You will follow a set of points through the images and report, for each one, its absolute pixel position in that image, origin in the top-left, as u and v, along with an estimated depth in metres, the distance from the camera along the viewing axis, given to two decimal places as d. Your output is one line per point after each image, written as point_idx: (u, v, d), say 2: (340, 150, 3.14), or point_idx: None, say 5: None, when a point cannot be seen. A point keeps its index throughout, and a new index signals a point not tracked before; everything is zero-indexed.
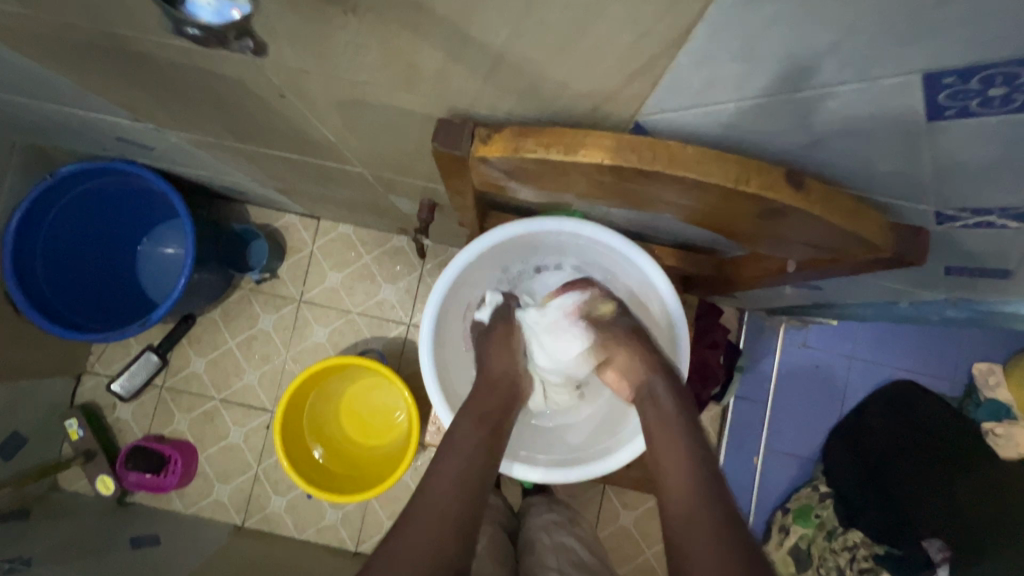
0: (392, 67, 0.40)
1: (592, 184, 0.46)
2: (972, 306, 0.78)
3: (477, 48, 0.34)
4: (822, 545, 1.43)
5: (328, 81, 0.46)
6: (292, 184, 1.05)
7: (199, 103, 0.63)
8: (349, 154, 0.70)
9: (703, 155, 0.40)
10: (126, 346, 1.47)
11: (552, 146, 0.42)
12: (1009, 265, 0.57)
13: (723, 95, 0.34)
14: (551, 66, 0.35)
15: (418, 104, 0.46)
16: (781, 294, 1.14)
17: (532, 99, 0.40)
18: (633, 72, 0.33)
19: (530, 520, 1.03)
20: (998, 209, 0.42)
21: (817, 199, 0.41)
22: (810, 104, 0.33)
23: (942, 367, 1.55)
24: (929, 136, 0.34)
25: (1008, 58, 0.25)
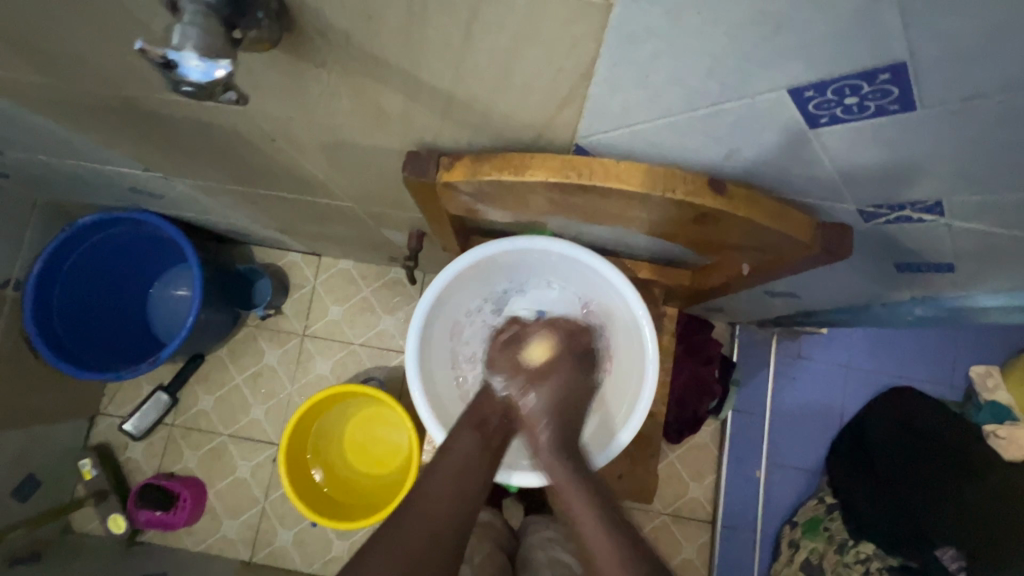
0: (361, 110, 0.46)
1: (546, 202, 0.51)
2: (937, 303, 0.82)
3: (428, 89, 0.41)
4: (834, 559, 1.38)
5: (310, 125, 0.52)
6: (292, 224, 1.13)
7: (201, 151, 0.70)
8: (339, 191, 0.77)
9: (633, 169, 0.45)
10: (137, 387, 1.52)
11: (503, 170, 0.47)
12: (948, 258, 0.61)
13: (639, 116, 0.39)
14: (492, 100, 0.41)
15: (390, 140, 0.52)
16: (764, 304, 1.18)
17: (484, 130, 0.46)
18: (559, 102, 0.39)
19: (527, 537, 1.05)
20: (908, 203, 0.47)
21: (740, 202, 0.46)
22: (711, 120, 0.38)
23: (939, 371, 1.55)
24: (819, 142, 0.39)
25: (846, 72, 0.31)
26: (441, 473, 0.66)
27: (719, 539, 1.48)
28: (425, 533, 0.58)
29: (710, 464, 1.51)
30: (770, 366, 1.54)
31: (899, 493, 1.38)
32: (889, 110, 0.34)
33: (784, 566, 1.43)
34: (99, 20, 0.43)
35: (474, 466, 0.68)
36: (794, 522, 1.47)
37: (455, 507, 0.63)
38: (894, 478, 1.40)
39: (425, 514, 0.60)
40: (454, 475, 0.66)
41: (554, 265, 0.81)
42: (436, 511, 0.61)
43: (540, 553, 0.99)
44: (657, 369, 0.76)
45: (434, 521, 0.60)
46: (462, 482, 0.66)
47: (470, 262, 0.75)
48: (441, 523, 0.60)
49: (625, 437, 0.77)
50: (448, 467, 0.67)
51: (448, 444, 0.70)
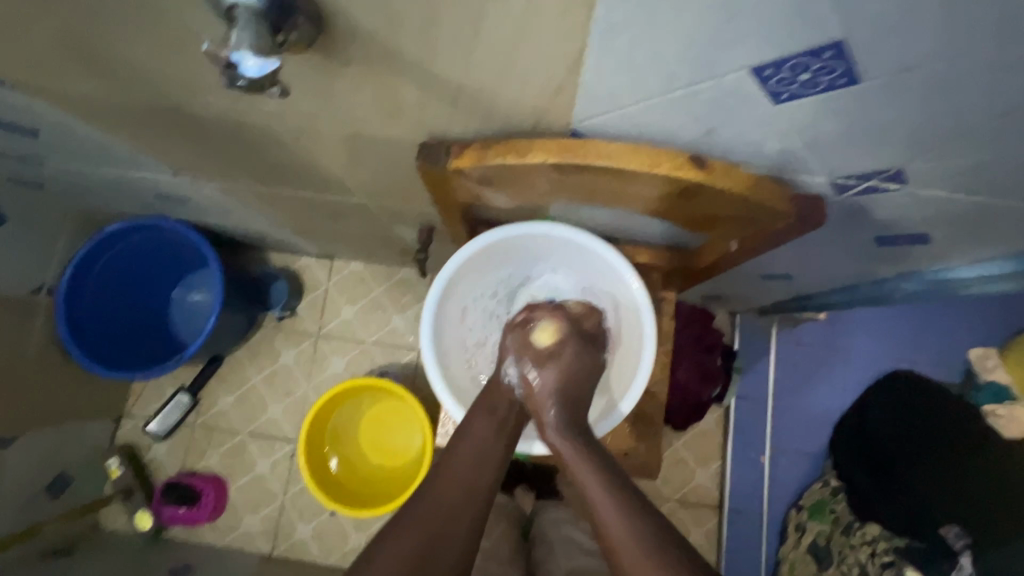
0: (380, 104, 0.52)
1: (547, 183, 0.57)
2: (922, 278, 0.86)
3: (441, 81, 0.46)
4: (841, 540, 1.37)
5: (334, 121, 0.58)
6: (307, 224, 1.19)
7: (229, 152, 0.77)
8: (356, 186, 0.83)
9: (623, 148, 0.50)
10: (160, 388, 1.58)
11: (507, 153, 0.53)
12: (921, 228, 0.66)
13: (624, 99, 0.45)
14: (496, 89, 0.46)
15: (405, 132, 0.58)
16: (761, 290, 1.23)
17: (490, 118, 0.52)
18: (555, 90, 0.45)
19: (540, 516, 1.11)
20: (872, 173, 0.52)
21: (720, 174, 0.51)
22: (688, 100, 0.44)
23: (941, 355, 1.52)
24: (785, 117, 0.44)
25: (796, 50, 0.36)
26: (459, 454, 0.70)
27: (726, 522, 1.53)
28: (446, 510, 0.63)
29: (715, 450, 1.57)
30: (770, 354, 1.58)
31: (903, 478, 1.36)
32: (839, 84, 0.39)
33: (792, 548, 1.46)
34: (151, 27, 0.49)
35: (491, 447, 0.72)
36: (800, 505, 1.50)
37: (473, 484, 0.67)
38: (898, 465, 1.39)
39: (443, 493, 0.64)
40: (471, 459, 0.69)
41: (560, 252, 0.86)
42: (456, 489, 0.65)
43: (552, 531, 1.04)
44: (655, 346, 0.81)
45: (454, 497, 0.64)
46: (478, 461, 0.69)
47: (484, 246, 0.81)
48: (461, 499, 0.64)
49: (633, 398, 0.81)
50: (464, 450, 0.70)
51: (462, 428, 0.74)
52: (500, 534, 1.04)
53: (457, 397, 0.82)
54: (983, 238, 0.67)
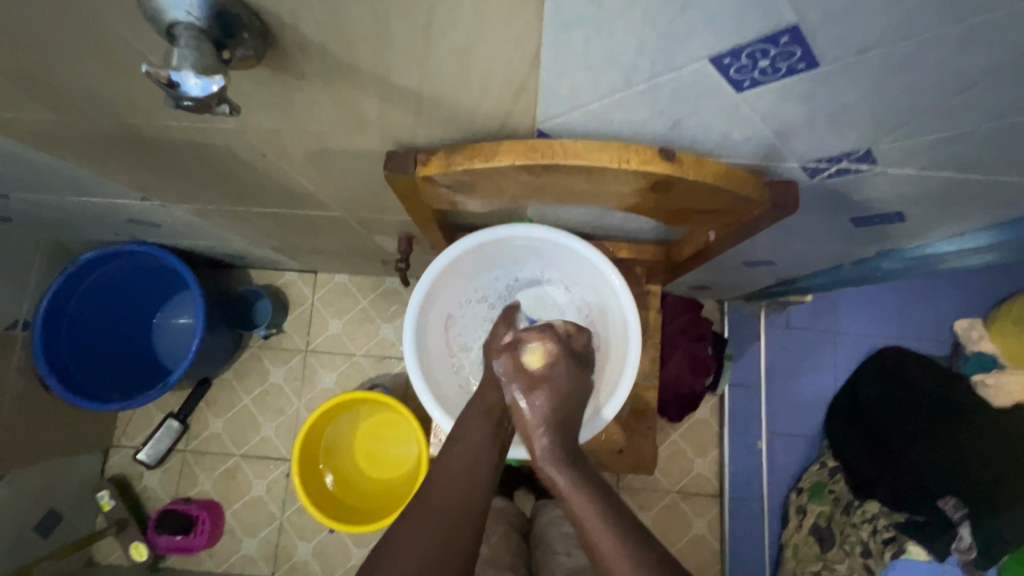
0: (342, 116, 0.51)
1: (517, 186, 0.56)
2: (901, 255, 0.87)
3: (400, 90, 0.45)
4: (841, 520, 1.39)
5: (297, 136, 0.57)
6: (286, 240, 1.18)
7: (197, 174, 0.75)
8: (329, 201, 0.82)
9: (591, 145, 0.50)
10: (148, 416, 1.56)
11: (475, 158, 0.52)
12: (895, 207, 0.66)
13: (587, 97, 0.44)
14: (457, 94, 0.45)
15: (370, 142, 0.57)
16: (745, 277, 1.23)
17: (454, 124, 0.51)
18: (516, 91, 0.44)
19: (541, 517, 1.11)
20: (842, 155, 0.52)
21: (689, 166, 0.51)
22: (650, 93, 0.43)
23: (924, 328, 1.59)
24: (749, 105, 0.44)
25: (752, 38, 0.36)
26: (455, 459, 0.69)
27: (727, 510, 1.52)
28: (448, 514, 0.62)
29: (712, 438, 1.56)
30: (761, 339, 1.59)
31: (898, 452, 1.34)
32: (798, 69, 0.39)
33: (795, 531, 1.46)
34: (100, 52, 0.48)
35: (484, 454, 0.71)
36: (800, 488, 1.50)
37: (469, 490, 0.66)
38: (893, 441, 1.36)
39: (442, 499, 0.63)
40: (466, 464, 0.69)
41: (546, 252, 0.84)
42: (454, 494, 0.65)
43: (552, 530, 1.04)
44: (638, 353, 0.79)
45: (453, 501, 0.63)
46: (473, 468, 0.68)
47: (467, 247, 0.78)
48: (457, 508, 0.63)
49: (625, 389, 0.79)
50: (458, 458, 0.69)
51: (456, 432, 0.73)
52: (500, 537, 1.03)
53: (441, 402, 0.79)
54: (955, 212, 0.67)
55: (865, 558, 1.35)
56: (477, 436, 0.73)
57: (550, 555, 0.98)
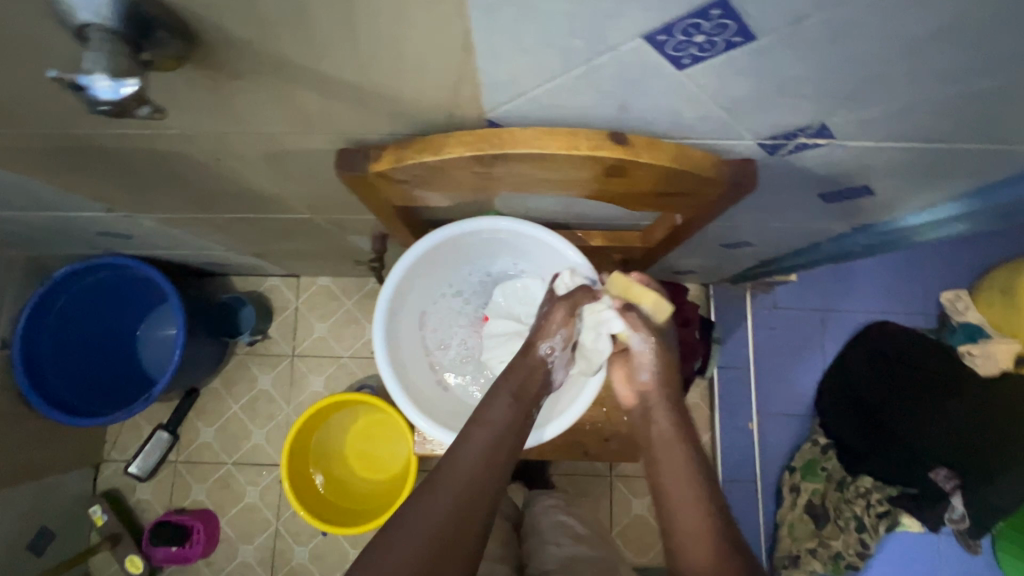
0: (287, 115, 0.50)
1: (472, 178, 0.55)
2: (876, 229, 0.86)
3: (338, 85, 0.44)
4: (835, 497, 1.41)
5: (246, 138, 0.56)
6: (263, 246, 1.16)
7: (157, 183, 0.73)
8: (296, 204, 0.81)
9: (540, 133, 0.49)
10: (137, 429, 1.55)
11: (424, 151, 0.51)
12: (861, 181, 0.66)
13: (528, 82, 0.43)
14: (397, 85, 0.44)
15: (320, 140, 0.56)
16: (727, 260, 1.23)
17: (401, 117, 0.50)
18: (456, 80, 0.43)
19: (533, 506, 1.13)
20: (797, 130, 0.51)
21: (641, 150, 0.50)
22: (591, 75, 0.42)
23: (911, 302, 1.59)
24: (695, 83, 0.43)
25: (683, 13, 0.35)
26: (476, 440, 0.66)
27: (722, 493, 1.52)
28: (461, 500, 0.60)
29: (704, 422, 1.56)
30: (748, 321, 1.59)
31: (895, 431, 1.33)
32: (736, 43, 0.38)
33: (789, 510, 1.48)
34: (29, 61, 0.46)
35: (511, 434, 0.68)
36: (793, 467, 1.51)
37: (486, 476, 0.63)
38: (890, 420, 1.35)
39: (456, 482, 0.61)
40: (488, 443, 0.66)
41: (516, 246, 0.83)
42: (470, 476, 0.62)
43: (545, 522, 1.04)
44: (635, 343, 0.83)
45: (471, 484, 0.62)
46: (494, 453, 0.65)
47: (435, 243, 0.77)
48: (475, 491, 0.61)
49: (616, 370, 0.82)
50: (483, 432, 0.67)
51: (483, 411, 0.69)
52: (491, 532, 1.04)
53: (414, 399, 0.77)
54: (922, 183, 0.67)
55: (859, 532, 1.37)
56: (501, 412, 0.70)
57: (542, 544, 0.98)
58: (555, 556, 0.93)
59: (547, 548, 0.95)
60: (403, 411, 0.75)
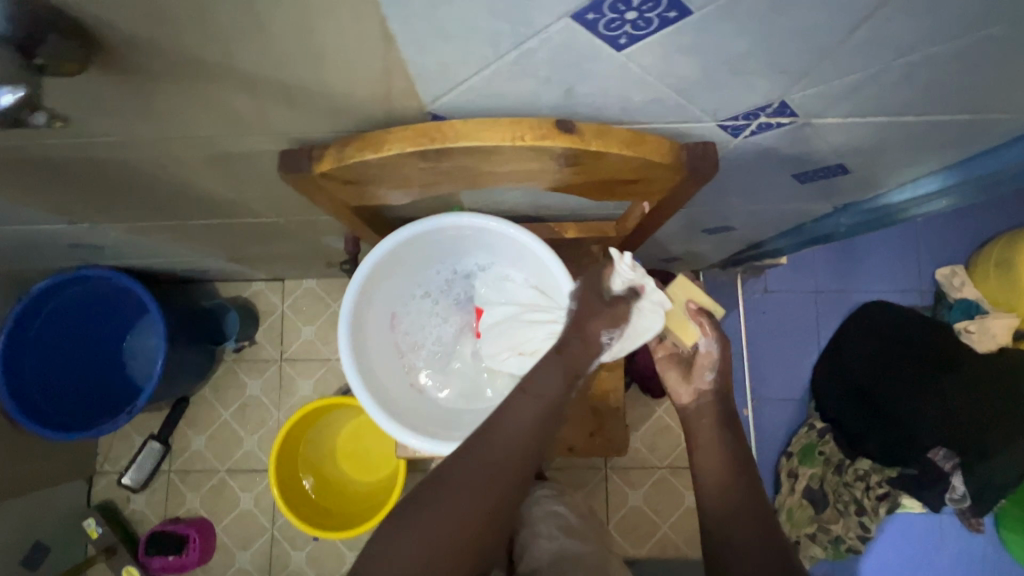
0: (218, 117, 0.48)
1: (419, 174, 0.53)
2: (857, 208, 0.83)
3: (262, 83, 0.42)
4: (834, 480, 1.40)
5: (184, 143, 0.53)
6: (238, 251, 1.14)
7: (108, 195, 0.71)
8: (258, 208, 0.79)
9: (482, 124, 0.47)
10: (129, 440, 1.54)
11: (364, 149, 0.49)
12: (835, 159, 0.63)
13: (461, 70, 0.41)
14: (324, 79, 0.42)
15: (261, 141, 0.53)
16: (712, 245, 1.20)
17: (338, 113, 0.48)
18: (383, 71, 0.41)
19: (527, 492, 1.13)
20: (757, 109, 0.48)
21: (590, 137, 0.48)
22: (525, 59, 0.39)
23: (906, 280, 1.56)
24: (637, 64, 0.40)
25: None
26: (522, 409, 0.68)
27: None
28: (505, 462, 0.64)
29: None
30: (740, 307, 1.57)
31: (891, 412, 1.30)
32: (671, 18, 0.35)
33: (788, 496, 1.45)
34: None
35: (556, 405, 0.70)
36: (790, 452, 1.49)
37: (528, 444, 0.66)
38: (885, 399, 1.32)
39: (499, 452, 0.65)
40: (534, 412, 0.68)
41: (484, 242, 0.81)
42: (513, 447, 0.65)
43: (535, 509, 1.01)
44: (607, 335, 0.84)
45: (511, 449, 0.65)
46: (536, 423, 0.68)
47: (399, 242, 0.75)
48: (514, 458, 0.65)
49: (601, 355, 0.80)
50: (530, 402, 0.68)
51: (532, 379, 0.70)
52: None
53: (382, 402, 0.75)
54: (899, 159, 0.64)
55: (859, 516, 1.38)
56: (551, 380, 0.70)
57: (533, 536, 0.95)
58: (546, 550, 0.91)
59: (539, 543, 0.93)
60: (370, 415, 0.73)
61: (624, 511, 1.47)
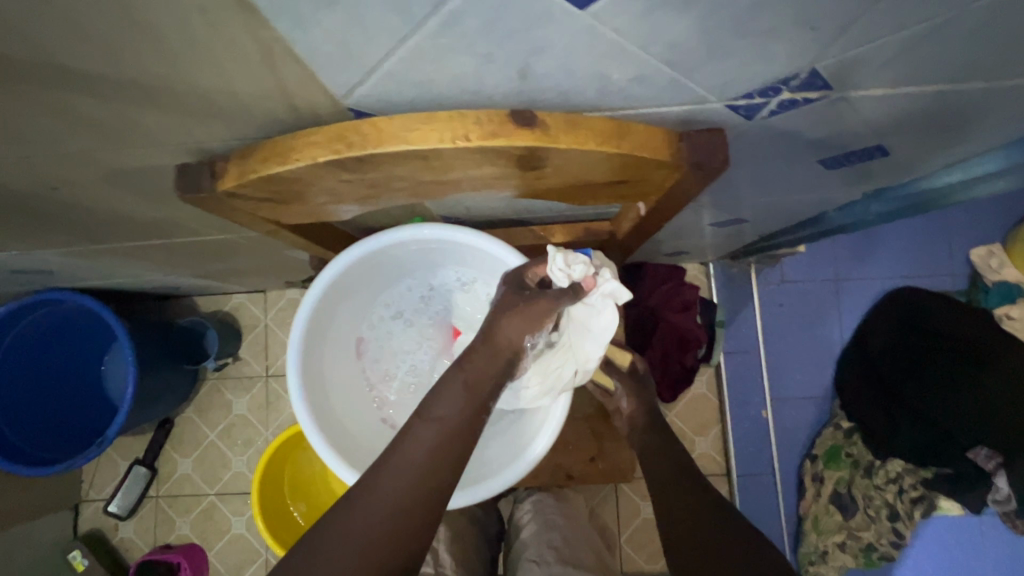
0: (81, 131, 0.38)
1: (349, 185, 0.43)
2: (890, 193, 0.71)
3: (106, 82, 0.31)
4: (863, 484, 1.26)
5: (58, 161, 0.43)
6: (202, 268, 1.05)
7: (12, 224, 0.61)
8: (196, 226, 0.69)
9: (415, 121, 0.36)
10: (114, 466, 1.47)
11: (270, 160, 0.39)
12: (871, 140, 0.51)
13: (369, 50, 0.30)
14: (186, 71, 0.31)
15: (154, 155, 0.43)
16: (721, 238, 1.08)
17: (234, 118, 0.37)
18: (266, 57, 0.30)
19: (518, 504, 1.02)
20: (776, 83, 0.37)
21: (556, 132, 0.38)
22: (452, 32, 0.29)
23: (936, 264, 1.43)
24: (609, 28, 0.29)
25: None
26: (419, 440, 0.57)
27: (738, 488, 1.40)
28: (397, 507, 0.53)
29: (712, 413, 1.42)
30: (754, 298, 1.44)
31: (923, 409, 1.17)
32: None
33: (813, 501, 1.34)
34: None
35: (475, 410, 0.61)
36: (814, 455, 1.38)
37: (447, 448, 0.58)
38: (913, 396, 1.19)
39: (408, 462, 0.56)
40: (431, 446, 0.57)
41: (460, 253, 0.70)
42: (426, 454, 0.56)
43: (530, 524, 0.92)
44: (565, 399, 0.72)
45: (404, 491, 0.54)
46: (456, 429, 0.59)
47: (360, 256, 0.65)
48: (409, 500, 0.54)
49: (556, 406, 0.72)
50: (431, 429, 0.58)
51: (433, 403, 0.60)
52: (466, 539, 0.92)
53: (340, 445, 0.65)
54: (951, 135, 0.52)
55: (893, 522, 1.24)
56: (454, 403, 0.60)
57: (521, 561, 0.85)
58: None
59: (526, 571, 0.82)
60: (327, 460, 0.64)
61: (636, 523, 1.37)
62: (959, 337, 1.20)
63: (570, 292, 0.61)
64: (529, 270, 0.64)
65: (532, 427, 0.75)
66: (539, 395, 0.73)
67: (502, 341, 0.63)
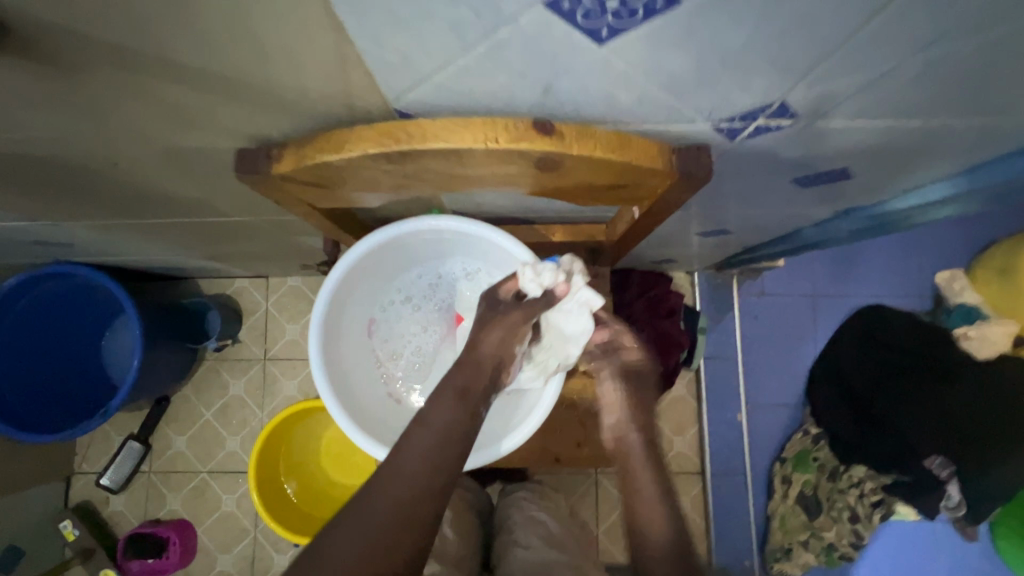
0: (161, 114, 0.44)
1: (387, 175, 0.49)
2: (861, 213, 0.79)
3: (201, 74, 0.38)
4: (828, 487, 1.32)
5: (128, 140, 0.49)
6: (214, 249, 1.09)
7: (57, 195, 0.66)
8: (224, 207, 0.74)
9: (454, 124, 0.43)
10: (108, 440, 1.50)
11: (323, 149, 0.46)
12: (836, 164, 0.59)
13: (426, 65, 0.37)
14: (270, 71, 0.38)
15: (215, 139, 0.49)
16: (706, 248, 1.16)
17: (297, 111, 0.44)
18: (340, 63, 0.37)
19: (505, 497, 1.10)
20: (754, 111, 0.45)
21: (571, 140, 0.45)
22: (495, 55, 0.35)
23: (904, 285, 1.53)
24: (621, 59, 0.36)
25: None
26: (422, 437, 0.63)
27: (711, 487, 1.48)
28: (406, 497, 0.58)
29: (690, 414, 1.50)
30: (734, 309, 1.53)
31: (886, 420, 1.23)
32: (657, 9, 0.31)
33: (781, 501, 1.42)
34: None
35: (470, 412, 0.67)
36: (784, 458, 1.46)
37: (447, 444, 0.63)
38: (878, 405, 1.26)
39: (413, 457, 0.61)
40: (435, 441, 0.63)
41: (469, 244, 0.77)
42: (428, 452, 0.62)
43: (516, 514, 0.99)
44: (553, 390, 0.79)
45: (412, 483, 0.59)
46: (456, 425, 0.65)
47: (380, 241, 0.71)
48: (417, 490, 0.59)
49: (545, 395, 0.79)
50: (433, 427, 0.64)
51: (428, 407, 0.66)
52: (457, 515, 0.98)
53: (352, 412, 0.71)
54: (904, 164, 0.60)
55: (853, 524, 1.27)
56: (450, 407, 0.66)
57: (511, 545, 0.91)
58: (522, 559, 0.85)
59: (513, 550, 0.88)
60: (341, 425, 0.70)
61: (613, 516, 1.44)
62: (934, 357, 1.26)
63: (546, 298, 0.69)
64: (501, 288, 0.72)
65: (521, 413, 0.82)
66: (533, 377, 0.79)
67: (484, 353, 0.71)
